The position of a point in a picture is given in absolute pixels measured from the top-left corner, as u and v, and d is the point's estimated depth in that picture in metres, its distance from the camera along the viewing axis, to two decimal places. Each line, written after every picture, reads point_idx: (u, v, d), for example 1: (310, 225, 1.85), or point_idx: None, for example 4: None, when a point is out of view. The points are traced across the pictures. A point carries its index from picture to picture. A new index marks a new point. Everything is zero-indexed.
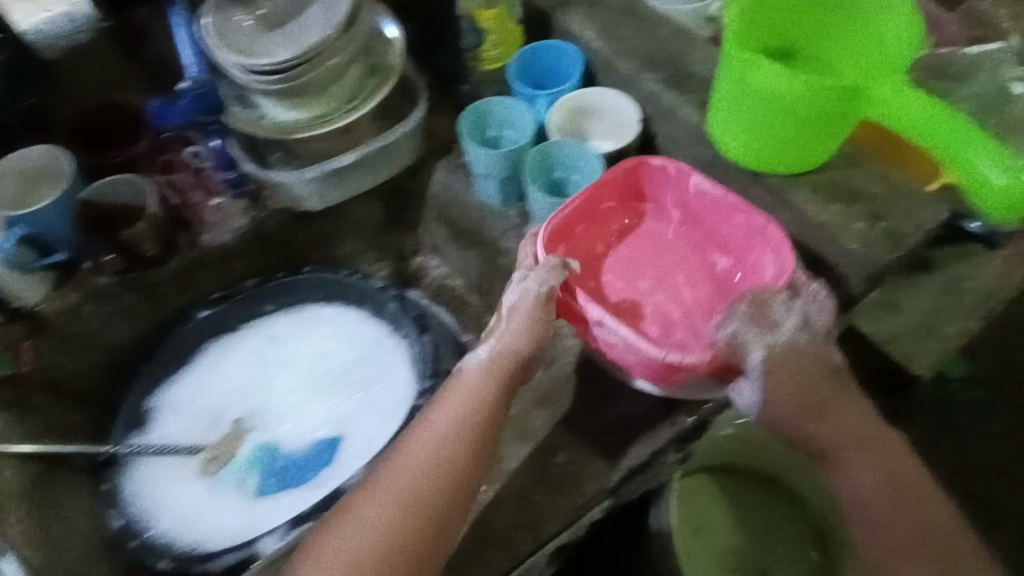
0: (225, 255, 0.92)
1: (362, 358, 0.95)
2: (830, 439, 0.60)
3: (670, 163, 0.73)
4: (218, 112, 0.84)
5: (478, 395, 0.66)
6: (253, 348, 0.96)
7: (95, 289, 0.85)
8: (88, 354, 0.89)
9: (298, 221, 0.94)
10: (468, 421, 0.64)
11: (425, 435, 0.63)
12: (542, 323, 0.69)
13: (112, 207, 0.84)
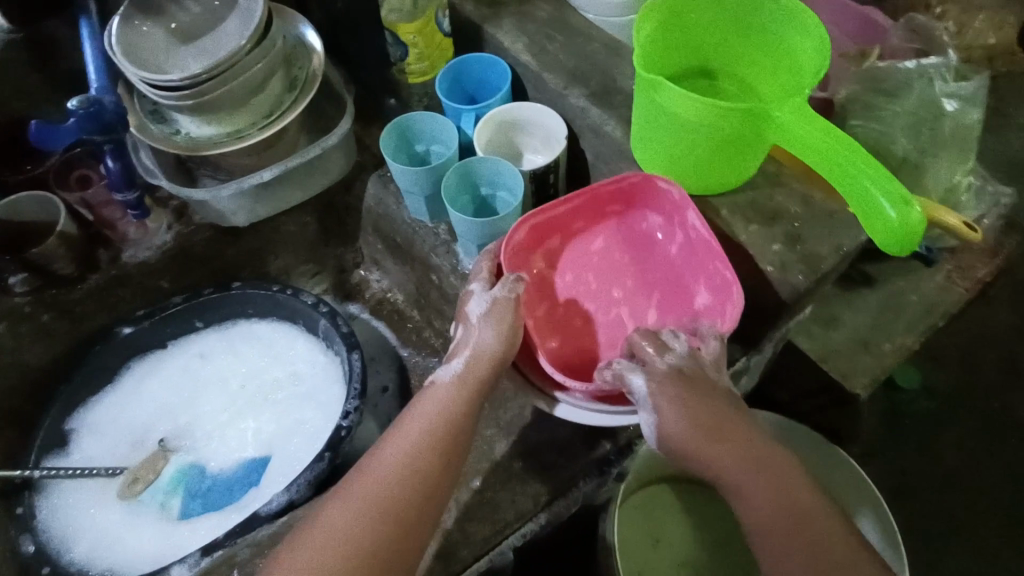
0: (148, 271, 0.92)
1: (297, 375, 0.93)
2: (720, 468, 0.58)
3: (675, 189, 0.69)
4: (110, 129, 0.78)
5: (449, 407, 0.62)
6: (184, 366, 0.94)
7: (9, 308, 0.84)
8: (3, 375, 0.86)
9: (225, 236, 0.95)
10: (435, 435, 0.60)
11: (395, 443, 0.59)
12: (512, 334, 0.66)
13: (23, 225, 0.85)
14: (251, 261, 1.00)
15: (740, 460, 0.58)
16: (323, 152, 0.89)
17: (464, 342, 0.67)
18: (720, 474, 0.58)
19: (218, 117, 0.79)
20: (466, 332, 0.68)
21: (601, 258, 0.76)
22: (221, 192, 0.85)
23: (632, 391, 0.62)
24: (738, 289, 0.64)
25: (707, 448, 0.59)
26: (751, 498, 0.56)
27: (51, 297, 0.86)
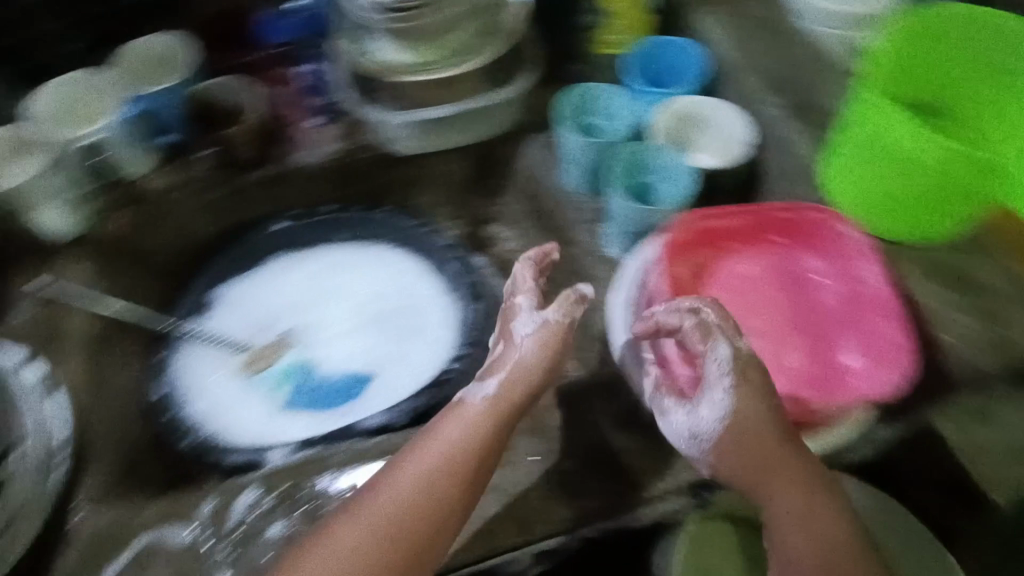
0: (311, 177, 0.96)
1: (414, 310, 0.93)
2: (778, 512, 0.55)
3: (857, 236, 0.68)
4: (318, 35, 0.96)
5: (480, 426, 0.61)
6: (317, 268, 0.96)
7: (191, 178, 0.92)
8: (170, 237, 0.92)
9: (385, 162, 0.97)
10: (465, 453, 0.59)
11: (420, 458, 0.58)
12: (548, 355, 0.67)
13: (224, 105, 0.92)
14: (399, 189, 0.99)
15: (806, 517, 0.54)
16: (497, 100, 0.91)
17: (504, 360, 0.67)
18: (776, 517, 0.55)
19: (416, 46, 0.86)
20: (507, 353, 0.67)
21: (748, 284, 0.72)
22: (388, 118, 0.90)
23: (711, 355, 0.59)
24: (910, 357, 0.62)
25: (771, 485, 0.56)
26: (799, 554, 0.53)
27: (229, 177, 0.93)
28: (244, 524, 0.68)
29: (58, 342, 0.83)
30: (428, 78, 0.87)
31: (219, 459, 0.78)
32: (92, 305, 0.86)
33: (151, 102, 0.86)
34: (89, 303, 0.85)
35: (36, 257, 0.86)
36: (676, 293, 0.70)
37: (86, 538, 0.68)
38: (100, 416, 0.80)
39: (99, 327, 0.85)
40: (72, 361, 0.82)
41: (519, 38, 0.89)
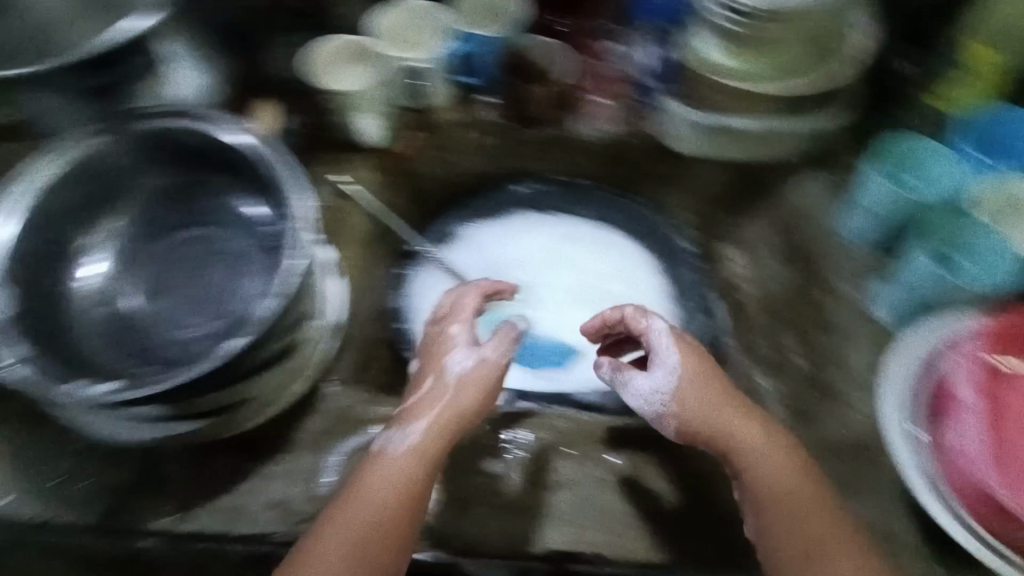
0: (584, 149, 0.96)
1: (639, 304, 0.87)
2: (752, 474, 0.61)
3: None
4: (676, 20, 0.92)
5: (403, 473, 0.59)
6: (558, 233, 0.94)
7: (477, 117, 0.97)
8: (442, 166, 0.96)
9: (657, 154, 0.94)
10: (399, 494, 0.58)
11: (347, 512, 0.57)
12: (471, 397, 0.64)
13: (535, 61, 0.93)
14: (655, 181, 0.94)
15: (794, 485, 0.60)
16: (795, 128, 0.89)
17: (415, 401, 0.64)
18: (759, 480, 0.61)
19: (741, 52, 0.84)
20: (423, 370, 0.67)
21: None
22: (691, 116, 0.89)
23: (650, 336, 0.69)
24: None
25: (736, 436, 0.63)
26: (772, 503, 0.60)
27: (511, 133, 0.96)
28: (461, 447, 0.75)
29: (338, 233, 0.89)
30: (744, 88, 0.85)
31: (432, 380, 0.77)
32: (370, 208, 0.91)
33: (472, 44, 0.90)
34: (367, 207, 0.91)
35: (336, 153, 0.93)
36: (984, 390, 0.70)
37: (331, 412, 0.76)
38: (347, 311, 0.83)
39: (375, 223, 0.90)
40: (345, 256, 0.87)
41: (845, 82, 0.86)
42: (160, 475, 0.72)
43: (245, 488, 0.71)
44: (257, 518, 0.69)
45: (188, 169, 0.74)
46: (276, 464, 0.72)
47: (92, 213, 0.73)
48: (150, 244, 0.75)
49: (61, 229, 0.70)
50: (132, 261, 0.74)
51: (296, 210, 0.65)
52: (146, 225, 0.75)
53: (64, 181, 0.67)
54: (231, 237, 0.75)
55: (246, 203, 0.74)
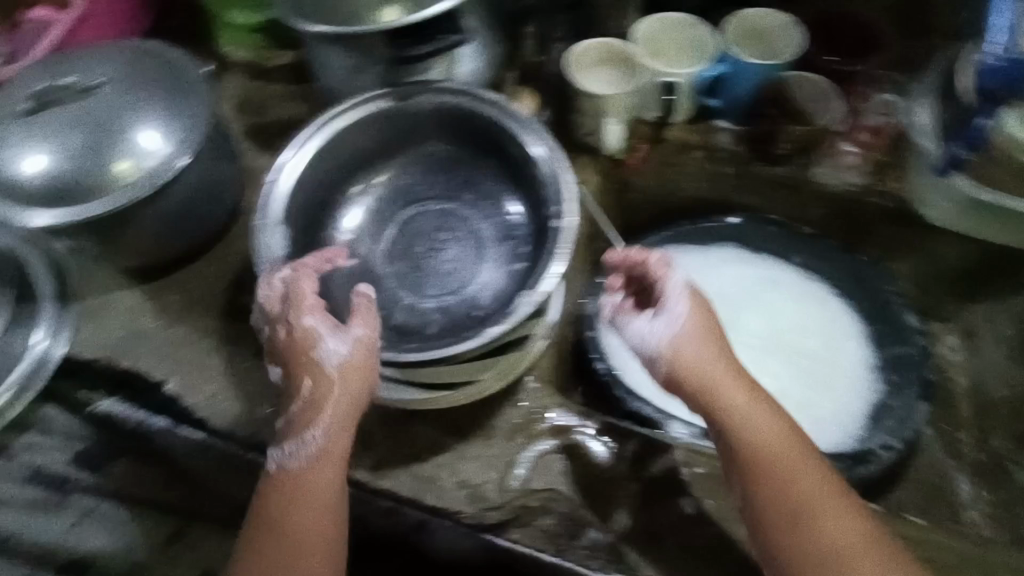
0: (820, 196, 0.91)
1: (833, 362, 0.93)
2: (736, 432, 0.62)
3: None
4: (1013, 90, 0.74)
5: (336, 450, 0.62)
6: (759, 276, 0.97)
7: (714, 146, 0.92)
8: (663, 184, 0.96)
9: (900, 217, 0.89)
10: (314, 503, 0.60)
11: (252, 553, 0.60)
12: (360, 372, 0.62)
13: (796, 101, 0.87)
14: (883, 244, 0.94)
15: (755, 421, 0.63)
16: None
17: (318, 399, 0.62)
18: (745, 442, 0.62)
19: None
20: (317, 387, 0.62)
21: None
22: (975, 193, 0.79)
23: None
24: None
25: (734, 404, 0.63)
26: (786, 500, 0.60)
27: (745, 164, 0.91)
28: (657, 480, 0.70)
29: None
30: None
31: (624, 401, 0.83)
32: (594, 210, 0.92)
33: (735, 72, 0.86)
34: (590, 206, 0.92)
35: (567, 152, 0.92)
36: None
37: (529, 409, 0.75)
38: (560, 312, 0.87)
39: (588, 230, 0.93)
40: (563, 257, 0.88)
41: None
42: (362, 430, 0.74)
43: (441, 462, 0.73)
44: (448, 496, 0.71)
45: (455, 149, 0.78)
46: (472, 447, 0.73)
47: (364, 167, 0.78)
48: (400, 209, 0.78)
49: (336, 176, 0.75)
50: (384, 221, 0.78)
51: (564, 212, 0.64)
52: (402, 191, 0.79)
53: (352, 134, 0.73)
54: (479, 223, 0.77)
55: (503, 196, 0.76)
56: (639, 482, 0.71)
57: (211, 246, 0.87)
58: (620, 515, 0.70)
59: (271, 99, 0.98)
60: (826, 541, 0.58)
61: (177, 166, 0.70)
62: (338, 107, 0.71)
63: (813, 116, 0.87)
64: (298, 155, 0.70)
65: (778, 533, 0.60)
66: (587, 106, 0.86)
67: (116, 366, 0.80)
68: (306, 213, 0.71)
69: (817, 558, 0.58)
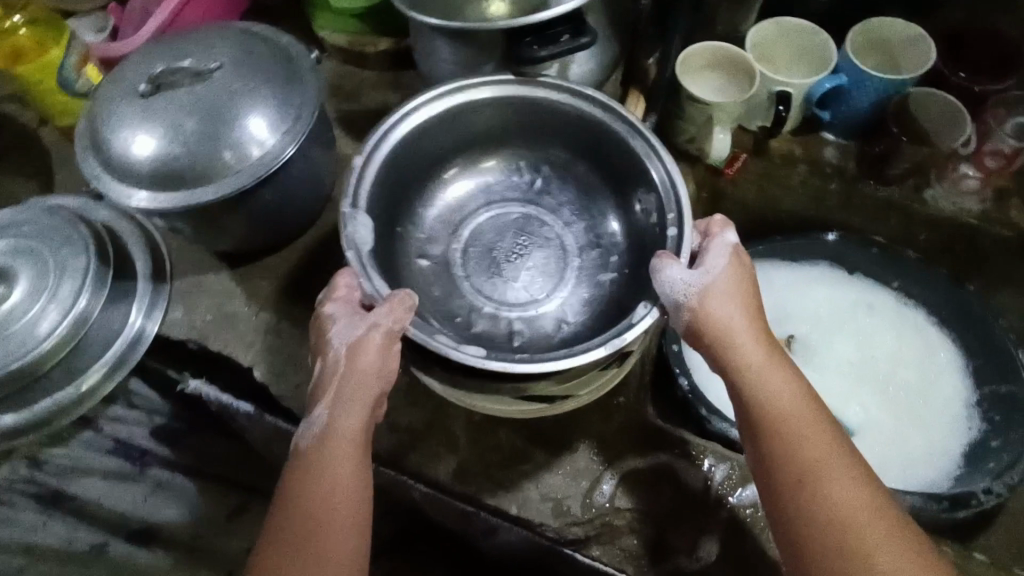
0: (929, 220, 0.87)
1: (930, 399, 0.89)
2: (753, 399, 0.57)
3: None
4: None
5: (351, 419, 0.60)
6: (851, 299, 0.94)
7: (818, 160, 0.89)
8: (760, 196, 0.93)
9: (1015, 250, 0.85)
10: (337, 473, 0.58)
11: (274, 528, 0.57)
12: (377, 347, 0.61)
13: (919, 121, 0.82)
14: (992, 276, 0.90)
15: (778, 391, 0.57)
16: None
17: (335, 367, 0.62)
18: (770, 407, 0.56)
19: None
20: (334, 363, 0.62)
21: None
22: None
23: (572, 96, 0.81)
24: None
25: (752, 361, 0.58)
26: (795, 471, 0.54)
27: (854, 183, 0.88)
28: (752, 510, 0.69)
29: None
30: None
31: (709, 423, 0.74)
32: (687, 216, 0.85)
33: (854, 84, 0.81)
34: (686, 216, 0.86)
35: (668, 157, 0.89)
36: None
37: (617, 423, 0.74)
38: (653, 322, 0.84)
39: None
40: None
41: None
42: (447, 432, 0.74)
43: (526, 472, 0.71)
44: (533, 508, 0.69)
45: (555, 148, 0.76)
46: (558, 460, 0.72)
47: (452, 152, 0.76)
48: (480, 209, 0.79)
49: (428, 168, 0.74)
50: (468, 215, 0.78)
51: (681, 234, 0.62)
52: (489, 190, 0.79)
53: (459, 117, 0.71)
54: (567, 229, 0.77)
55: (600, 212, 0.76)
56: (731, 510, 0.69)
57: (302, 235, 0.87)
58: (710, 545, 0.67)
59: (365, 87, 0.99)
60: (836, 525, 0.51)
61: (286, 155, 0.72)
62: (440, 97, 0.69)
63: (937, 135, 0.82)
64: (403, 121, 0.67)
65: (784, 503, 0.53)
66: (694, 111, 0.82)
67: (206, 348, 0.81)
68: (390, 201, 0.70)
69: (825, 539, 0.51)
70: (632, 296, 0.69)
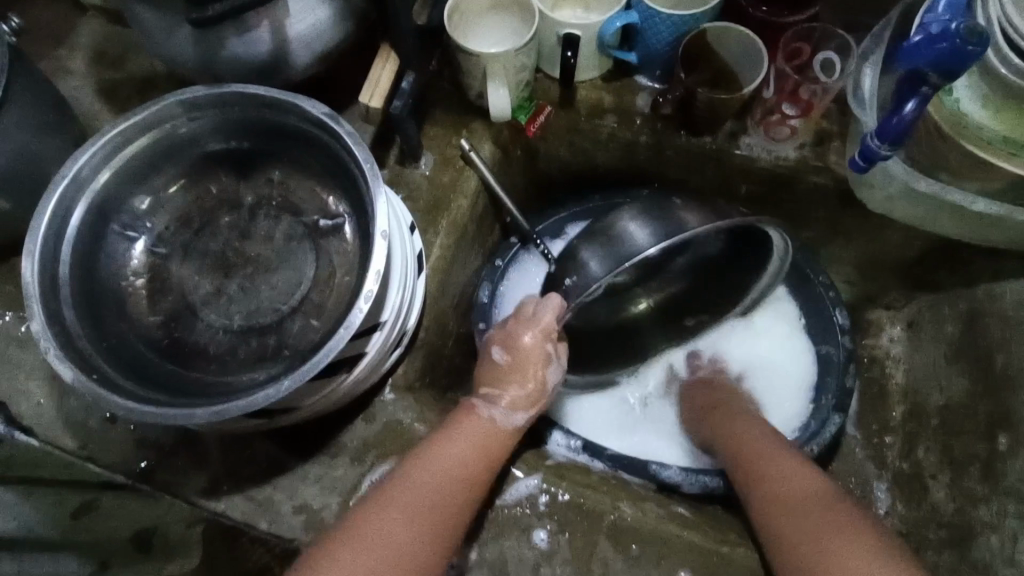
0: (746, 172, 0.78)
1: (769, 356, 0.84)
2: (743, 468, 0.64)
3: None
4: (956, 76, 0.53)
5: (503, 442, 0.66)
6: None
7: (628, 108, 0.78)
8: (574, 152, 0.85)
9: (836, 202, 0.76)
10: (502, 447, 0.65)
11: (435, 457, 0.60)
12: (536, 408, 0.70)
13: (719, 62, 0.74)
14: (818, 227, 0.83)
15: (767, 458, 0.63)
16: None
17: (517, 372, 0.70)
18: (744, 447, 0.66)
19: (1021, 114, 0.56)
20: (519, 365, 0.70)
21: None
22: (911, 183, 0.65)
23: (290, 26, 0.63)
24: None
25: (733, 417, 0.73)
26: (760, 480, 0.61)
27: (664, 133, 0.77)
28: (518, 508, 0.64)
29: (436, 214, 0.75)
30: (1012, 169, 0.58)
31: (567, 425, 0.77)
32: (488, 179, 0.77)
33: (644, 18, 0.71)
34: (483, 178, 0.77)
35: (459, 114, 0.79)
36: None
37: (382, 424, 0.68)
38: (444, 302, 0.77)
39: (480, 205, 0.80)
40: (437, 241, 0.74)
41: None
42: (198, 443, 0.68)
43: (281, 484, 0.67)
44: (284, 523, 0.65)
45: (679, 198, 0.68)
46: (315, 468, 0.67)
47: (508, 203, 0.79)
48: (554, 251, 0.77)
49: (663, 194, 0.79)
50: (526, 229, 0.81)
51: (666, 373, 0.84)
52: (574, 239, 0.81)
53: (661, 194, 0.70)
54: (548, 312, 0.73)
55: (327, 192, 0.66)
56: (494, 510, 0.64)
57: None
58: (468, 549, 0.62)
59: (131, 51, 0.85)
60: (778, 493, 0.58)
61: None
62: (787, 236, 0.66)
63: (743, 76, 0.74)
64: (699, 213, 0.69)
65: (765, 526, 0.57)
66: (466, 64, 0.72)
67: None
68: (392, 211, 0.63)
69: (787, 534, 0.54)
70: (354, 293, 0.60)
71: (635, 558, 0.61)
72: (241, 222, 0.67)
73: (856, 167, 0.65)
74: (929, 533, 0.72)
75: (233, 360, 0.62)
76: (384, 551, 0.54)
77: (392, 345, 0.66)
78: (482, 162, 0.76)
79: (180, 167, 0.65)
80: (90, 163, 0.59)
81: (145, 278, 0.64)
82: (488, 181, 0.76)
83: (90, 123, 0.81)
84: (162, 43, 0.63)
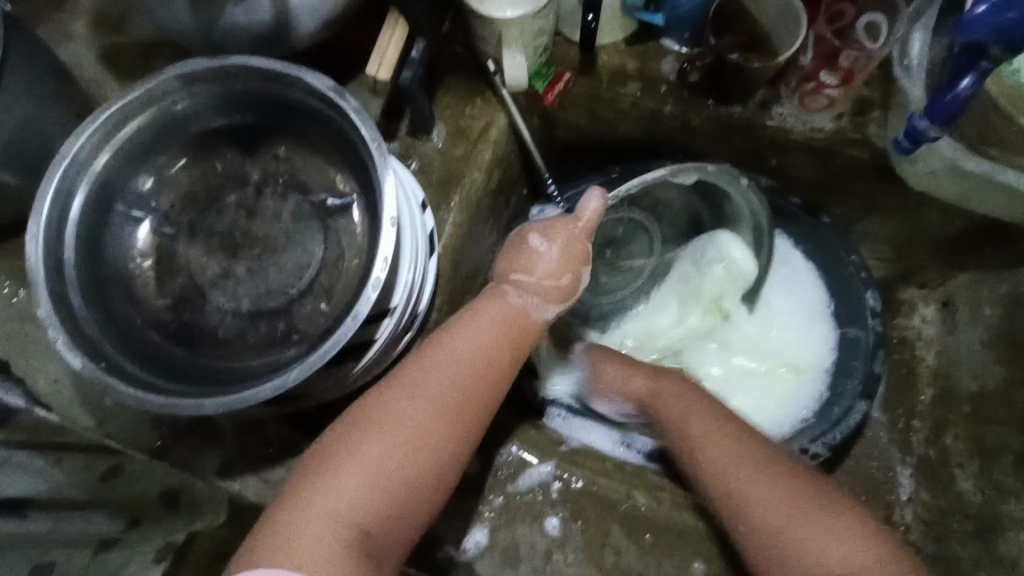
0: (778, 143, 0.73)
1: (796, 338, 0.83)
2: (676, 434, 0.62)
3: None
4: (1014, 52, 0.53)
5: (527, 326, 0.61)
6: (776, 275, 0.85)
7: (653, 72, 0.72)
8: (595, 122, 0.80)
9: (872, 177, 0.71)
10: (525, 329, 0.61)
11: (449, 349, 0.57)
12: (568, 294, 0.63)
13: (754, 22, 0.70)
14: (850, 204, 0.78)
15: (688, 408, 0.63)
16: None
17: (551, 266, 0.62)
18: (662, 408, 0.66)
19: None
20: (557, 257, 0.62)
21: None
22: (963, 162, 0.62)
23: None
24: None
25: (661, 383, 0.68)
26: (714, 456, 0.58)
27: (691, 104, 0.72)
28: (530, 495, 0.63)
29: (449, 188, 0.71)
30: None
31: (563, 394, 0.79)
32: (519, 122, 0.76)
33: None
34: (513, 119, 0.76)
35: (473, 81, 0.75)
36: None
37: None
38: (457, 281, 0.75)
39: (494, 178, 0.77)
40: (450, 217, 0.71)
41: None
42: (212, 426, 0.68)
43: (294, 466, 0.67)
44: None
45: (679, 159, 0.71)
46: None
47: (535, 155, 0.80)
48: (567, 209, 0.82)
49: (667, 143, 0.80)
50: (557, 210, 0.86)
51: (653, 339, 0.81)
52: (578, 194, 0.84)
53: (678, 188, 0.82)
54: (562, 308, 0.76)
55: (334, 169, 0.63)
56: (505, 496, 0.63)
57: None
58: (479, 534, 0.62)
59: (133, 16, 0.81)
60: (736, 471, 0.56)
61: None
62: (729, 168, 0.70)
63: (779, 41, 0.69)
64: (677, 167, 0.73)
65: (736, 508, 0.55)
66: (481, 29, 0.68)
67: None
68: (362, 164, 0.60)
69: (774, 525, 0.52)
70: (362, 280, 0.58)
71: (649, 546, 0.61)
72: (247, 201, 0.65)
73: (901, 150, 0.63)
74: (953, 524, 0.70)
75: (242, 344, 0.61)
76: (407, 441, 0.53)
77: (404, 328, 0.64)
78: (512, 99, 0.75)
79: (183, 143, 0.63)
80: (86, 145, 0.56)
81: (152, 260, 0.63)
82: (519, 131, 0.76)
83: (93, 93, 0.78)
84: (159, 10, 0.60)
